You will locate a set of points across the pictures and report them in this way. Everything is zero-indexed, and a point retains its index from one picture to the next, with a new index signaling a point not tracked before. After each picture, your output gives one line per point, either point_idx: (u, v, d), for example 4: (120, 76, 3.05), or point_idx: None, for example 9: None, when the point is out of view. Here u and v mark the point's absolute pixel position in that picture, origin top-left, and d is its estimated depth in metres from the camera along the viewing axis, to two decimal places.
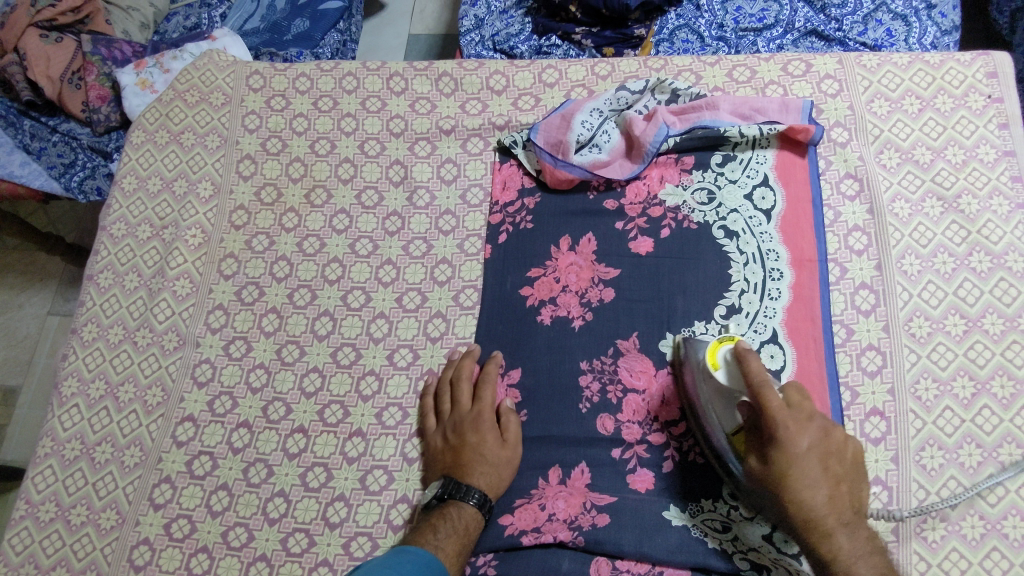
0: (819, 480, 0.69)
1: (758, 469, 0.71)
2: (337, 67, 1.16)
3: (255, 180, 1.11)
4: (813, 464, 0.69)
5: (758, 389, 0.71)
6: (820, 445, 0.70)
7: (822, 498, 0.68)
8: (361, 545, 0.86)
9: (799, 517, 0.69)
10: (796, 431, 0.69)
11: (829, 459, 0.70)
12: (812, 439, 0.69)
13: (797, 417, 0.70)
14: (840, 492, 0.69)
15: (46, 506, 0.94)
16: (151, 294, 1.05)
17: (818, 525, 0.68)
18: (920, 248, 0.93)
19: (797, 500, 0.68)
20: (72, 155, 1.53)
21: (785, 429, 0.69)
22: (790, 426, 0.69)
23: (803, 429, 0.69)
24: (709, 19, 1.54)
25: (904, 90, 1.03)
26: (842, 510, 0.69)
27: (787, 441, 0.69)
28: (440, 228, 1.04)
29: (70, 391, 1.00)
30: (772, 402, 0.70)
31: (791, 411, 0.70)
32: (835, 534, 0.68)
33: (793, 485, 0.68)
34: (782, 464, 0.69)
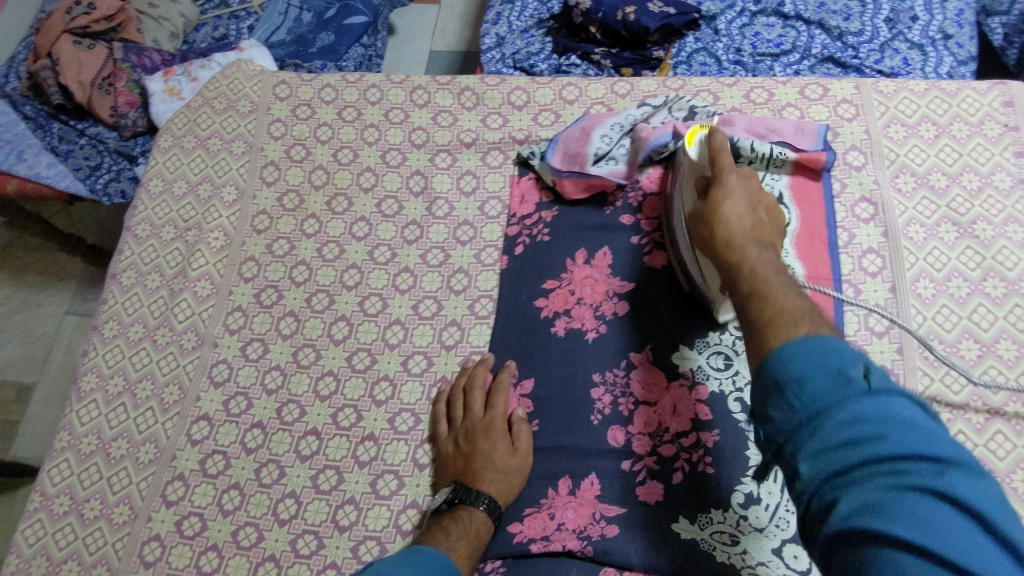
0: (745, 215, 0.72)
1: (696, 211, 0.77)
2: (362, 79, 1.19)
3: (278, 186, 1.13)
4: (743, 206, 0.73)
5: (712, 149, 0.80)
6: (753, 202, 0.74)
7: (746, 224, 0.71)
8: (370, 549, 0.87)
9: (720, 229, 0.71)
10: (731, 175, 0.76)
11: (758, 209, 0.73)
12: (737, 192, 0.74)
13: (738, 175, 0.77)
14: (763, 234, 0.70)
15: (61, 499, 0.95)
16: (172, 294, 1.07)
17: (735, 242, 0.69)
18: (934, 272, 0.94)
19: (720, 219, 0.72)
20: (99, 158, 1.57)
21: (725, 164, 0.77)
22: (729, 172, 0.76)
23: (740, 179, 0.76)
24: (727, 43, 1.56)
25: (920, 116, 1.04)
26: (759, 237, 0.69)
27: (724, 180, 0.76)
28: (458, 238, 1.06)
29: (89, 386, 1.02)
30: (718, 151, 0.79)
31: (733, 170, 0.77)
32: (745, 246, 0.67)
33: (721, 207, 0.73)
34: (713, 197, 0.75)
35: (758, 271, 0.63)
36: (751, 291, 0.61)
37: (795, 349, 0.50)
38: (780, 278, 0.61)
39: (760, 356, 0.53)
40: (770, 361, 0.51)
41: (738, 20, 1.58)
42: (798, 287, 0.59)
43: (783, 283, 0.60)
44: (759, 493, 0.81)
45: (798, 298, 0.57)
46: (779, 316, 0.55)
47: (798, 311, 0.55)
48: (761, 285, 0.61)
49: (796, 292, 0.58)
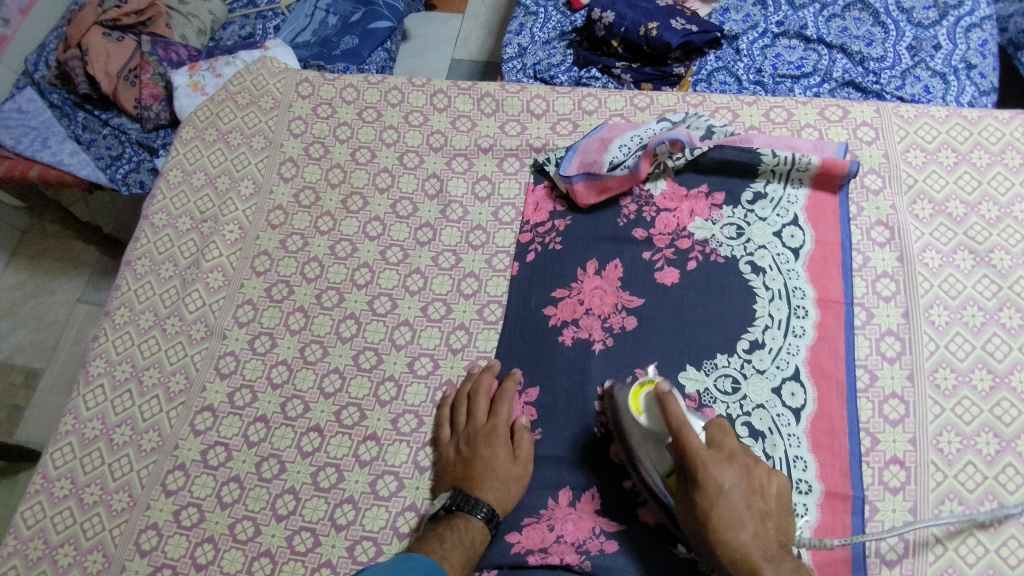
0: (744, 514, 0.69)
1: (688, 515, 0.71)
2: (384, 81, 1.20)
3: (295, 182, 1.14)
4: (738, 498, 0.70)
5: (678, 430, 0.71)
6: (752, 507, 0.70)
7: (750, 533, 0.68)
8: (365, 550, 0.86)
9: (727, 555, 0.68)
10: (715, 468, 0.70)
11: (762, 513, 0.70)
12: (734, 480, 0.70)
13: (716, 458, 0.71)
14: (767, 517, 0.70)
15: (61, 482, 0.95)
16: (184, 284, 1.07)
17: (753, 565, 0.67)
18: (948, 299, 0.93)
19: (726, 524, 0.69)
20: (120, 149, 1.59)
21: (707, 465, 0.70)
22: (711, 468, 0.70)
23: (724, 467, 0.70)
24: (747, 63, 1.56)
25: (940, 142, 1.03)
26: (769, 539, 0.69)
27: (705, 481, 0.70)
28: (470, 242, 1.06)
29: (97, 371, 1.02)
30: (695, 451, 0.70)
31: (710, 453, 0.71)
32: (739, 530, 0.68)
33: (732, 532, 0.68)
34: (708, 502, 0.70)
35: (762, 575, 0.67)
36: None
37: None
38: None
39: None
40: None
41: (760, 40, 1.58)
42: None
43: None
44: None
45: None
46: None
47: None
48: None
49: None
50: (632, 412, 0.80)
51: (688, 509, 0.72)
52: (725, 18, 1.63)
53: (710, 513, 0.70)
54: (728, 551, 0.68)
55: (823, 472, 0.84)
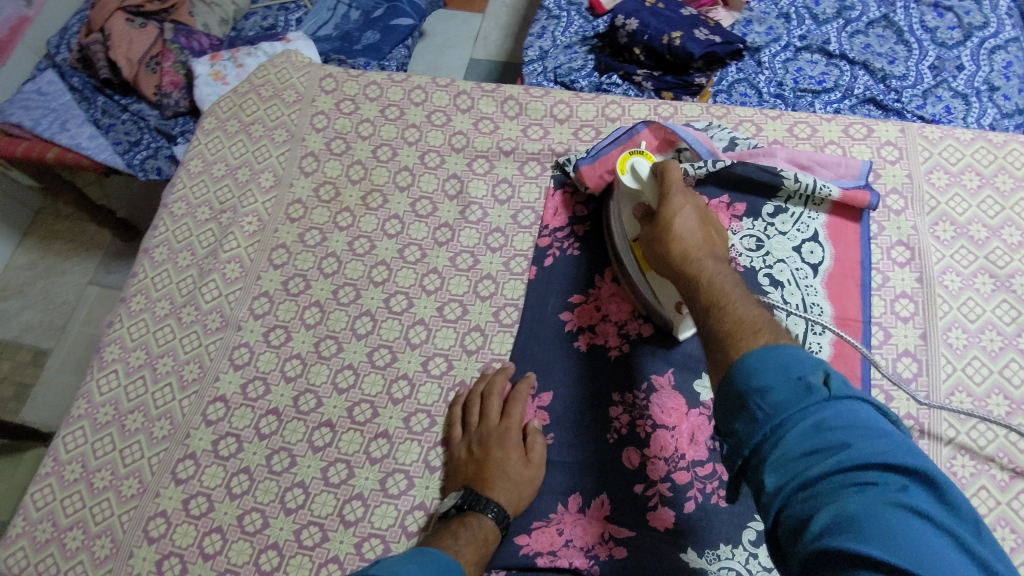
0: (698, 233, 0.80)
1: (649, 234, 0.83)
2: (407, 80, 1.21)
3: (315, 177, 1.14)
4: (691, 214, 0.81)
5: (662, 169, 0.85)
6: (701, 234, 0.80)
7: (698, 241, 0.79)
8: (373, 547, 0.87)
9: (679, 256, 0.78)
10: (675, 202, 0.81)
11: (704, 226, 0.81)
12: (691, 206, 0.82)
13: (682, 192, 0.83)
14: (713, 244, 0.80)
15: (72, 466, 0.96)
16: (201, 273, 1.08)
17: (697, 259, 0.77)
18: (967, 322, 0.92)
19: (676, 235, 0.79)
20: (139, 134, 1.59)
21: (671, 194, 0.82)
22: (676, 194, 0.82)
23: (682, 207, 0.81)
24: (769, 76, 1.56)
25: (964, 165, 1.03)
26: (709, 249, 0.79)
27: (670, 203, 0.81)
28: (489, 245, 1.06)
29: (111, 356, 1.03)
30: (671, 181, 0.83)
31: (679, 188, 0.83)
32: (690, 242, 0.78)
33: (680, 233, 0.79)
34: (670, 215, 0.81)
35: (703, 274, 0.75)
36: (719, 307, 0.69)
37: (757, 363, 0.60)
38: (735, 291, 0.71)
39: (726, 366, 0.63)
40: (736, 369, 0.61)
41: (782, 54, 1.58)
42: (750, 296, 0.71)
43: (743, 299, 0.70)
44: None
45: (756, 311, 0.68)
46: (742, 329, 0.65)
47: (757, 322, 0.66)
48: (730, 309, 0.68)
49: (753, 304, 0.69)
50: (619, 173, 0.89)
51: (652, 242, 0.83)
52: (748, 29, 1.63)
53: (670, 229, 0.80)
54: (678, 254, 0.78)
55: None
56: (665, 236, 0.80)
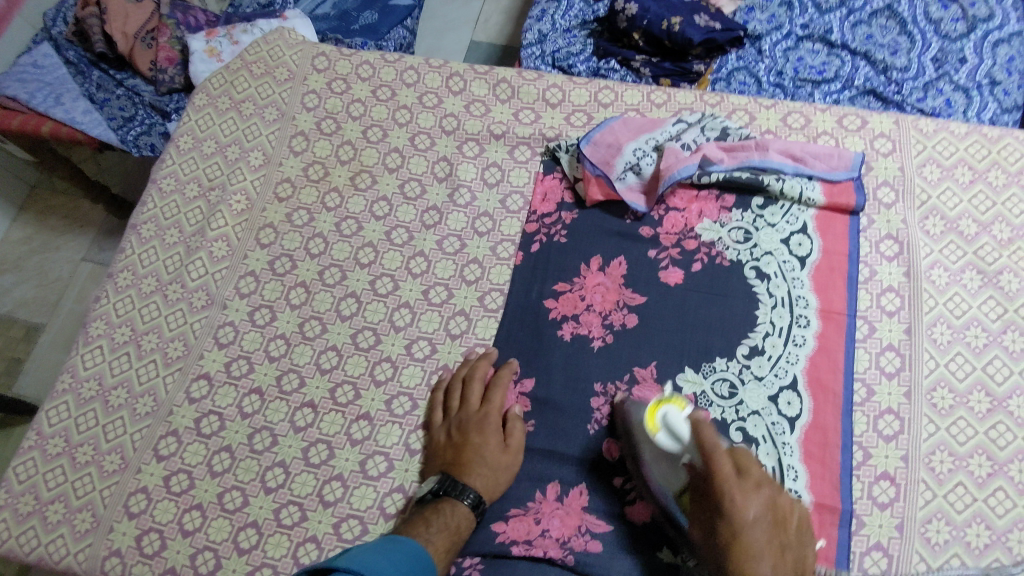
0: (765, 545, 0.65)
1: (710, 501, 0.68)
2: (400, 60, 1.20)
3: (304, 156, 1.13)
4: (761, 534, 0.65)
5: (708, 452, 0.68)
6: (773, 543, 0.65)
7: (769, 570, 0.63)
8: (351, 528, 0.87)
9: None
10: (740, 498, 0.66)
11: (777, 537, 0.66)
12: (760, 509, 0.66)
13: (743, 484, 0.67)
14: (787, 556, 0.65)
15: (55, 440, 0.96)
16: (188, 251, 1.07)
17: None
18: (952, 318, 0.92)
19: (746, 549, 0.64)
20: (133, 110, 1.58)
21: (733, 494, 0.66)
22: (735, 488, 0.66)
23: (747, 496, 0.66)
24: (769, 65, 1.54)
25: (957, 159, 1.02)
26: (787, 574, 0.64)
27: (731, 497, 0.66)
28: (476, 229, 1.05)
29: (96, 332, 1.03)
30: (721, 472, 0.67)
31: (739, 482, 0.67)
32: (760, 564, 0.64)
33: (749, 572, 0.63)
34: (734, 513, 0.65)
35: None
36: None
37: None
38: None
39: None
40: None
41: (783, 43, 1.56)
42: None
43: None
44: None
45: None
46: None
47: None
48: None
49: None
50: (649, 428, 0.78)
51: (707, 533, 0.68)
52: (750, 17, 1.61)
53: (733, 539, 0.65)
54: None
55: (813, 482, 0.84)
56: (725, 554, 0.66)
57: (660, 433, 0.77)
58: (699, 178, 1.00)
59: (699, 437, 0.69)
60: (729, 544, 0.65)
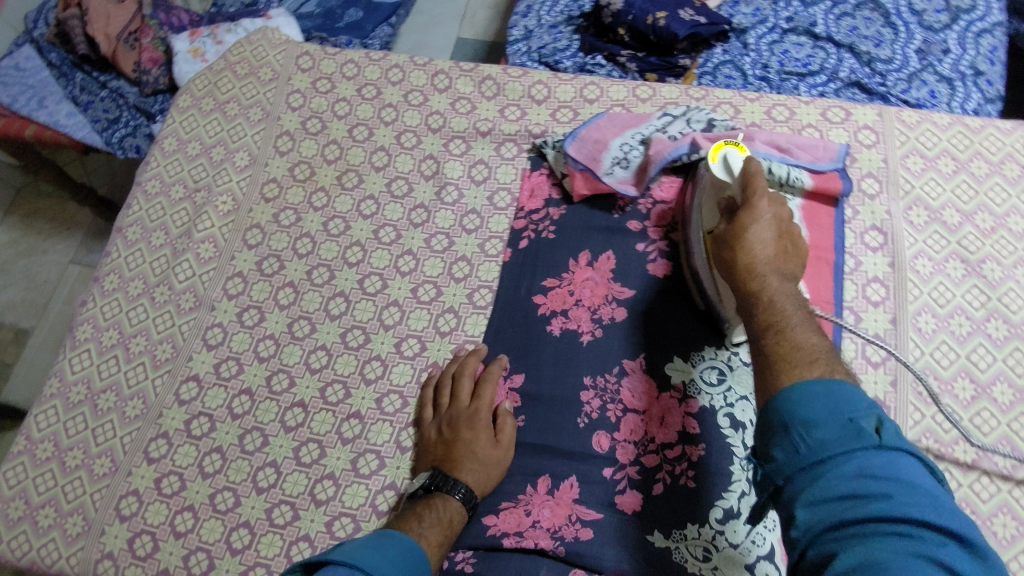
0: (771, 239, 0.71)
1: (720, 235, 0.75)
2: (385, 59, 1.19)
3: (290, 156, 1.13)
4: (769, 227, 0.72)
5: (747, 171, 0.77)
6: (775, 255, 0.70)
7: (770, 253, 0.70)
8: (343, 526, 0.87)
9: (743, 261, 0.70)
10: (764, 201, 0.74)
11: (779, 224, 0.73)
12: (773, 216, 0.73)
13: (770, 196, 0.75)
14: (789, 262, 0.71)
15: (45, 444, 0.96)
16: (175, 253, 1.07)
17: (757, 270, 0.69)
18: (937, 307, 0.93)
19: (744, 238, 0.71)
20: (118, 112, 1.57)
21: (757, 198, 0.74)
22: (761, 197, 0.74)
23: (770, 205, 0.74)
24: (754, 58, 1.55)
25: (940, 149, 1.03)
26: (784, 269, 0.70)
27: (754, 204, 0.73)
28: (464, 226, 1.05)
29: (84, 335, 1.02)
30: (753, 186, 0.75)
31: (765, 189, 0.75)
32: (761, 245, 0.71)
33: (751, 245, 0.71)
34: (746, 219, 0.73)
35: (763, 282, 0.68)
36: (772, 326, 0.64)
37: (806, 395, 0.55)
38: (795, 315, 0.65)
39: (769, 382, 0.60)
40: (789, 413, 0.55)
41: (768, 36, 1.57)
42: (812, 320, 0.65)
43: (804, 324, 0.64)
44: (738, 507, 0.82)
45: (813, 337, 0.62)
46: (795, 354, 0.60)
47: (816, 356, 0.60)
48: (778, 323, 0.64)
49: (814, 334, 0.63)
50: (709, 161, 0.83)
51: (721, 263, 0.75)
52: (735, 11, 1.61)
53: (749, 265, 0.70)
54: (744, 258, 0.71)
55: None
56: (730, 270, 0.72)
57: (715, 163, 0.82)
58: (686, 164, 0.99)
59: (745, 166, 0.77)
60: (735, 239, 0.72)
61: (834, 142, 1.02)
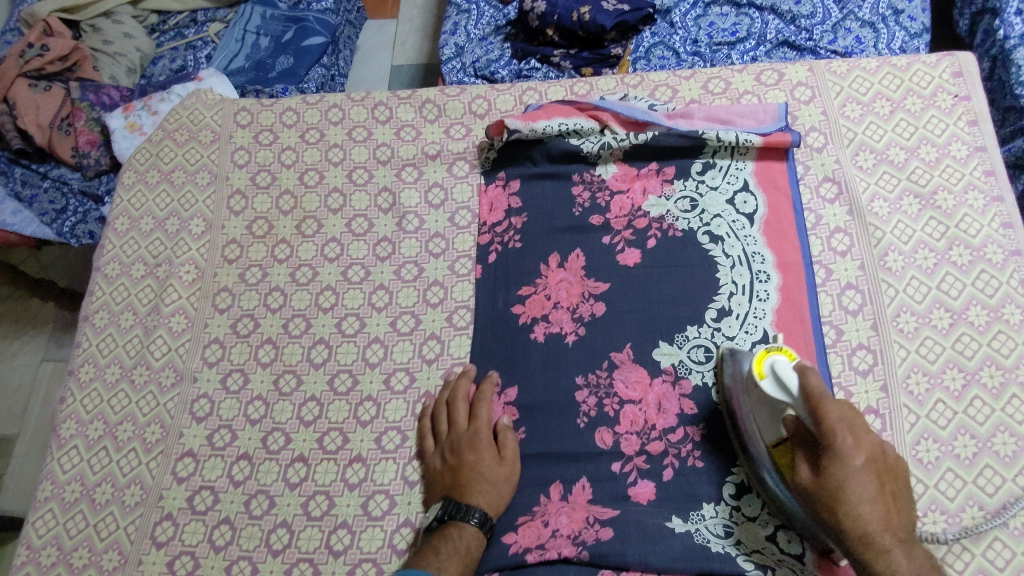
0: (875, 502, 0.66)
1: (803, 479, 0.69)
2: (322, 100, 1.19)
3: (246, 215, 1.12)
4: (868, 482, 0.66)
5: (819, 400, 0.68)
6: (881, 510, 0.66)
7: (876, 515, 0.66)
8: (366, 572, 0.86)
9: (852, 536, 0.66)
10: (853, 450, 0.67)
11: (859, 434, 0.68)
12: (869, 445, 0.68)
13: (848, 425, 0.68)
14: (898, 507, 0.67)
15: (48, 550, 0.93)
16: (147, 332, 1.05)
17: (875, 542, 0.65)
18: (901, 245, 0.95)
19: (849, 506, 0.66)
20: (64, 201, 1.54)
21: (842, 442, 0.67)
22: (846, 445, 0.67)
23: (859, 448, 0.67)
24: (683, 35, 1.58)
25: (874, 93, 1.06)
26: (892, 515, 0.66)
27: (840, 445, 0.66)
28: (431, 251, 1.05)
29: (69, 433, 1.00)
30: (830, 416, 0.67)
31: (843, 421, 0.67)
32: (864, 510, 0.66)
33: (859, 521, 0.66)
34: (835, 471, 0.67)
35: (883, 544, 0.65)
36: None
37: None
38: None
39: None
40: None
41: (692, 11, 1.60)
42: None
43: None
44: (749, 481, 0.83)
45: None
46: None
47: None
48: None
49: None
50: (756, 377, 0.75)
51: (807, 488, 0.69)
52: None
53: (838, 495, 0.66)
54: (853, 526, 0.66)
55: None
56: (829, 507, 0.67)
57: (765, 383, 0.74)
58: (631, 142, 1.03)
59: (813, 391, 0.69)
60: (835, 520, 0.67)
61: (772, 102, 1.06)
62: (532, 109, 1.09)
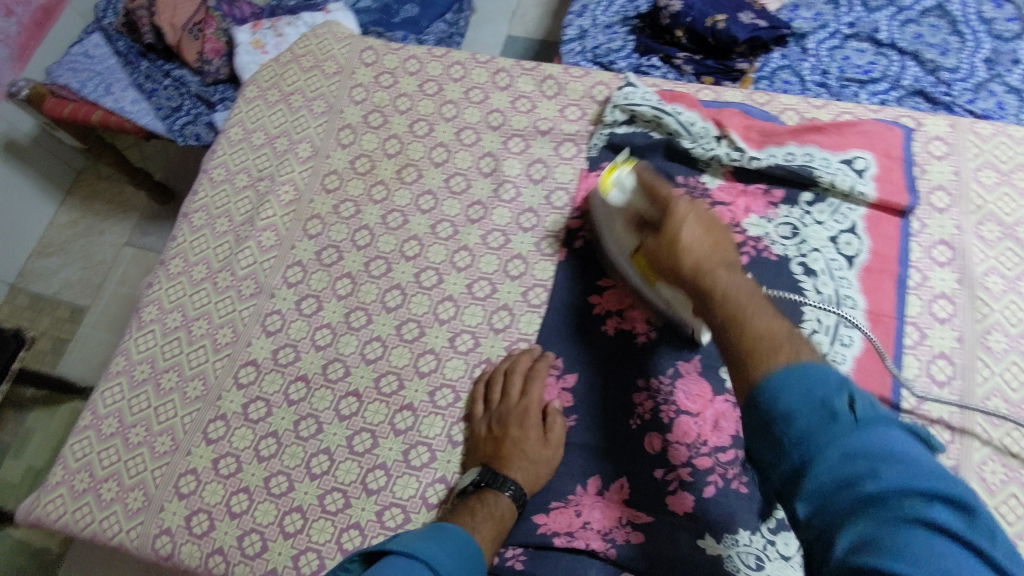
0: (703, 240, 0.74)
1: (653, 249, 0.79)
2: (447, 55, 1.21)
3: (352, 149, 1.15)
4: (692, 222, 0.76)
5: (651, 185, 0.84)
6: (706, 236, 0.75)
7: (704, 247, 0.74)
8: (393, 516, 0.88)
9: (688, 267, 0.72)
10: (679, 198, 0.79)
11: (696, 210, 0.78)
12: (694, 209, 0.78)
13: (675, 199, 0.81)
14: (721, 249, 0.74)
15: (109, 420, 0.99)
16: (237, 240, 1.09)
17: (704, 268, 0.71)
18: (1008, 326, 0.90)
19: (682, 245, 0.74)
20: (180, 100, 1.60)
21: (675, 203, 0.79)
22: (676, 200, 0.79)
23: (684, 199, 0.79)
24: (814, 64, 1.52)
25: (1016, 164, 1.00)
26: (721, 260, 0.72)
27: (674, 205, 0.79)
28: (520, 225, 1.06)
29: (149, 317, 1.06)
30: (661, 191, 0.82)
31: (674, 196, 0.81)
32: (689, 238, 0.74)
33: (679, 234, 0.75)
34: (669, 224, 0.77)
35: (718, 277, 0.69)
36: (735, 327, 0.63)
37: (779, 382, 0.55)
38: (753, 304, 0.65)
39: (750, 384, 0.58)
40: (759, 391, 0.56)
41: (828, 41, 1.54)
42: (767, 305, 0.65)
43: (762, 312, 0.63)
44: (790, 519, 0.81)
45: (775, 323, 0.61)
46: (738, 311, 0.64)
47: (780, 337, 0.60)
48: (742, 321, 0.63)
49: (771, 316, 0.63)
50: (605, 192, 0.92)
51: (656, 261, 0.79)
52: (794, 15, 1.58)
53: (676, 241, 0.75)
54: (689, 264, 0.73)
55: None
56: (675, 256, 0.74)
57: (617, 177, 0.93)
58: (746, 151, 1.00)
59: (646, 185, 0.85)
60: (675, 241, 0.75)
61: (901, 133, 1.01)
62: (659, 90, 1.11)
